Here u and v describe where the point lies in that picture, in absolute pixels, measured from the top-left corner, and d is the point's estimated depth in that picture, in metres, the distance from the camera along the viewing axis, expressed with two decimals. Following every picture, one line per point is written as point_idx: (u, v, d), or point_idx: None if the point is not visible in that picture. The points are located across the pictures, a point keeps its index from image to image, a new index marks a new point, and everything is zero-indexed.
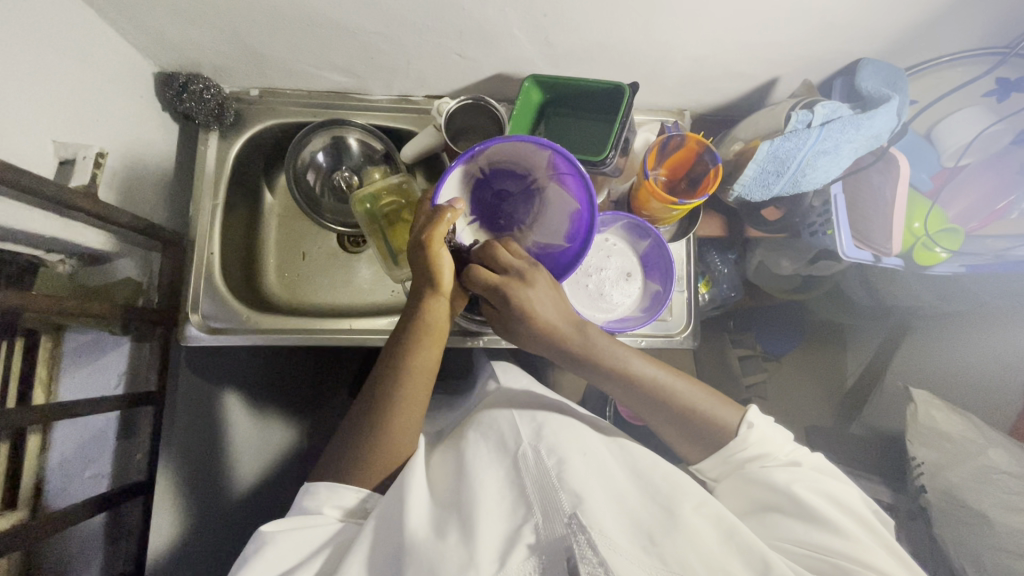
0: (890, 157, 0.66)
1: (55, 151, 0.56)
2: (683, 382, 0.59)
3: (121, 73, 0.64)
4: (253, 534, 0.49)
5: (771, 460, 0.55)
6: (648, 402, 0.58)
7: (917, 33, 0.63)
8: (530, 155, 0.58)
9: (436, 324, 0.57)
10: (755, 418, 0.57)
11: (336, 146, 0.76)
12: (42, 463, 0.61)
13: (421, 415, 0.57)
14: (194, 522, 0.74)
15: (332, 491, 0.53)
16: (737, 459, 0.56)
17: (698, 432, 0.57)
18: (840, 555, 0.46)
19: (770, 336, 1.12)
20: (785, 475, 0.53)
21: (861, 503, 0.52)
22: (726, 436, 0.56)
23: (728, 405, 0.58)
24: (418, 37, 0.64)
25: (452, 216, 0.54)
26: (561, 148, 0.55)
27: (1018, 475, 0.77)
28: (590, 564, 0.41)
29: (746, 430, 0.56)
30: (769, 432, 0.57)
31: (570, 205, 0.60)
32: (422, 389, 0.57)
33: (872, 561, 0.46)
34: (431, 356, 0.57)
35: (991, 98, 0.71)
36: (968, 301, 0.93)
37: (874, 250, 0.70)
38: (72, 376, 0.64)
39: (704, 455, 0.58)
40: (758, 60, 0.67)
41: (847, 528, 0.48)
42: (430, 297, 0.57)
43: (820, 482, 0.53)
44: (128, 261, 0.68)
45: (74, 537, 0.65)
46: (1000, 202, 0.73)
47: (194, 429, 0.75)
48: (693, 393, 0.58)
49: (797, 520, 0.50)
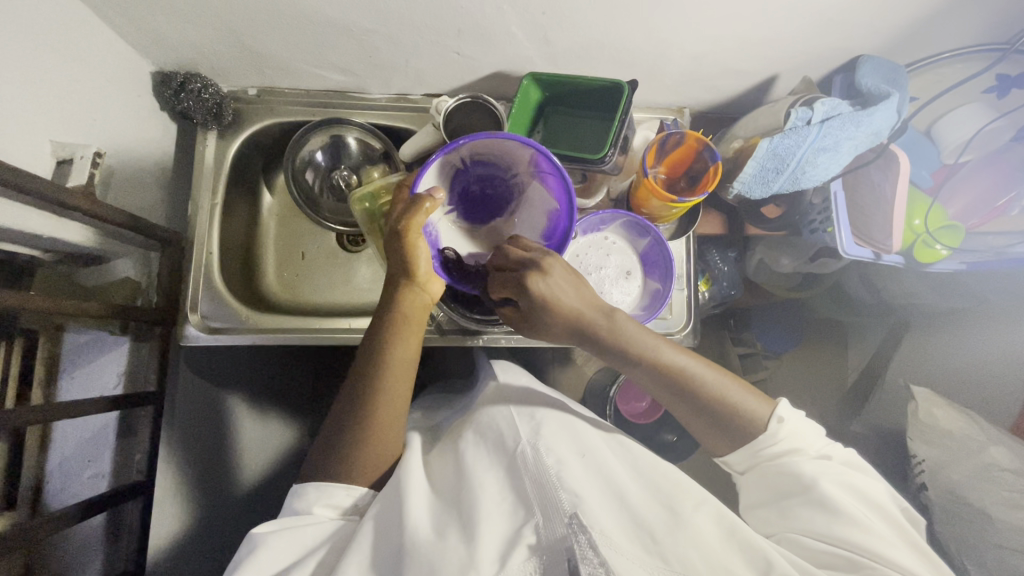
0: (890, 154, 0.67)
1: (52, 151, 0.56)
2: (712, 373, 0.57)
3: (118, 72, 0.64)
4: (244, 539, 0.49)
5: (775, 456, 0.55)
6: (676, 391, 0.57)
7: (917, 30, 0.63)
8: (511, 150, 0.58)
9: (414, 314, 0.58)
10: (786, 413, 0.56)
11: (335, 145, 0.76)
12: (41, 463, 0.62)
13: (403, 408, 0.57)
14: (195, 521, 0.74)
15: (322, 491, 0.53)
16: (766, 454, 0.55)
17: (726, 423, 0.56)
18: (859, 549, 0.47)
19: (770, 333, 1.11)
20: (814, 467, 0.52)
21: (889, 499, 0.52)
22: (757, 428, 0.55)
23: (759, 397, 0.57)
24: (417, 35, 0.63)
25: (430, 206, 0.54)
26: (539, 144, 0.55)
27: (1017, 471, 0.77)
28: (591, 564, 0.41)
29: (777, 425, 0.55)
30: (804, 425, 0.56)
31: (550, 203, 0.60)
32: (403, 380, 0.57)
33: (893, 557, 0.46)
34: (408, 345, 0.57)
35: (991, 95, 0.71)
36: (970, 297, 0.93)
37: (874, 247, 0.68)
38: (70, 376, 0.64)
39: (731, 449, 0.57)
40: (758, 57, 0.66)
41: (873, 525, 0.48)
42: (406, 286, 0.57)
43: (852, 478, 0.52)
44: (127, 261, 0.67)
45: (76, 536, 0.65)
46: (1000, 200, 0.73)
47: (188, 424, 0.75)
48: (720, 381, 0.57)
49: (819, 511, 0.50)
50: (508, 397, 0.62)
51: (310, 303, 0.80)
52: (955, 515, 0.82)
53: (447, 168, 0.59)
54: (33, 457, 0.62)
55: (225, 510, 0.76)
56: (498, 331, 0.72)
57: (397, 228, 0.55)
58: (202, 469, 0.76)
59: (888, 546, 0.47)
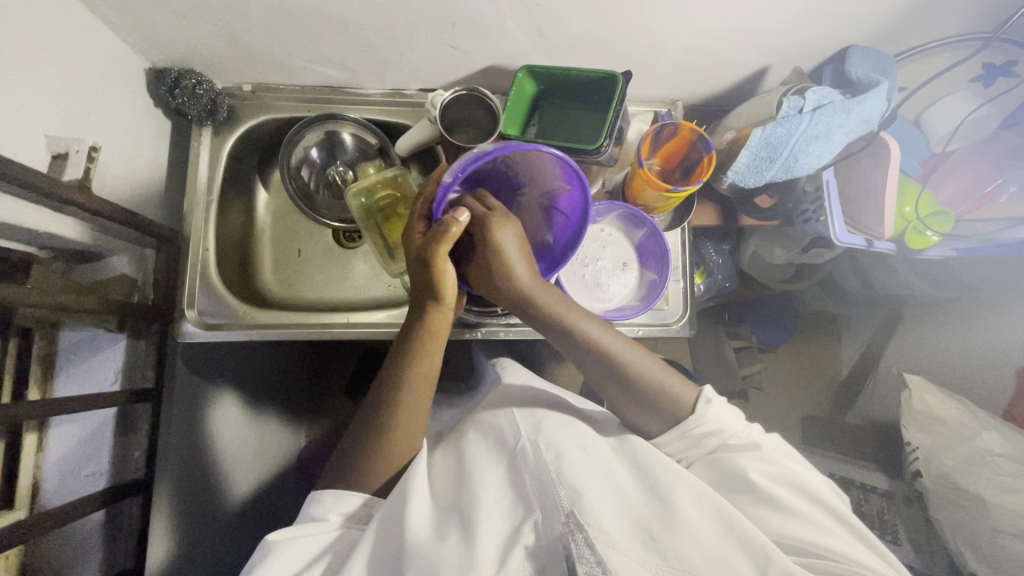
0: (880, 141, 0.68)
1: (47, 145, 0.56)
2: (635, 353, 0.58)
3: (111, 66, 0.64)
4: (259, 543, 0.49)
5: (729, 437, 0.56)
6: (594, 364, 0.58)
7: (905, 18, 0.63)
8: (550, 177, 0.55)
9: (437, 333, 0.58)
10: (713, 395, 0.57)
11: (329, 141, 0.76)
12: (37, 464, 0.59)
13: (423, 418, 0.58)
14: (185, 527, 0.70)
15: (338, 498, 0.53)
16: (696, 434, 0.56)
17: (649, 402, 0.57)
18: (820, 548, 0.47)
19: (764, 327, 1.14)
20: (753, 461, 0.53)
21: (824, 486, 0.53)
22: (682, 412, 0.56)
23: (685, 382, 0.57)
24: (412, 29, 0.64)
25: (457, 233, 0.52)
26: (586, 196, 0.54)
27: (1011, 457, 0.77)
28: (588, 563, 0.41)
29: (705, 405, 0.56)
30: (727, 411, 0.57)
31: (546, 235, 0.61)
32: (423, 395, 0.57)
33: (847, 552, 0.47)
34: (431, 363, 0.58)
35: (978, 84, 0.72)
36: (962, 290, 0.93)
37: (866, 235, 0.69)
38: (68, 376, 0.61)
39: (662, 429, 0.57)
40: (748, 48, 0.67)
41: (814, 516, 0.49)
42: (433, 308, 0.57)
43: (784, 465, 0.53)
44: (122, 257, 0.66)
45: (74, 535, 0.62)
46: (989, 185, 0.74)
47: (178, 437, 0.71)
48: (639, 359, 0.58)
49: (771, 510, 0.50)
50: (512, 398, 0.62)
51: (307, 298, 0.80)
52: (952, 502, 0.83)
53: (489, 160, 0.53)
54: (30, 457, 0.58)
55: (220, 525, 0.76)
56: (496, 324, 0.72)
57: (423, 255, 0.54)
58: (189, 476, 0.72)
59: (830, 539, 0.48)
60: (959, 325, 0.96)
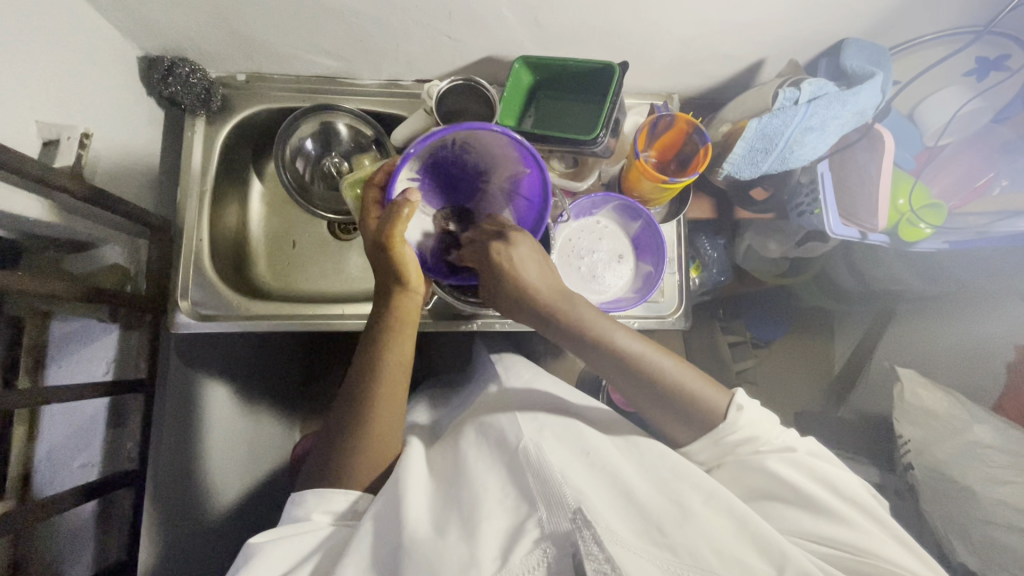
0: (875, 134, 0.67)
1: (38, 132, 0.55)
2: (671, 362, 0.57)
3: (102, 53, 0.63)
4: (242, 547, 0.49)
5: (762, 443, 0.55)
6: (628, 377, 0.57)
7: (899, 10, 0.64)
8: (508, 161, 0.58)
9: (408, 318, 0.58)
10: (744, 401, 0.56)
11: (325, 131, 0.76)
12: (29, 453, 0.59)
13: (399, 408, 0.58)
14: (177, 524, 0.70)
15: (325, 496, 0.53)
16: (728, 443, 0.55)
17: (681, 410, 0.56)
18: (856, 548, 0.47)
19: (759, 321, 1.15)
20: (787, 460, 0.53)
21: (858, 485, 0.53)
22: (714, 417, 0.55)
23: (717, 388, 0.56)
24: (407, 18, 0.63)
25: (409, 211, 0.53)
26: (545, 179, 0.56)
27: (1002, 449, 0.78)
28: (596, 560, 0.40)
29: (737, 412, 0.55)
30: (760, 415, 0.56)
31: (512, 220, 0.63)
32: (397, 383, 0.57)
33: (885, 553, 0.47)
34: (404, 350, 0.58)
35: (971, 78, 0.73)
36: (955, 285, 0.94)
37: (861, 228, 0.71)
38: (58, 365, 0.62)
39: (688, 436, 0.57)
40: (744, 40, 0.67)
41: (848, 516, 0.49)
42: (400, 292, 0.58)
43: (817, 467, 0.53)
44: (116, 248, 0.66)
45: (64, 526, 0.63)
46: (979, 180, 0.74)
47: (172, 441, 0.69)
48: (680, 370, 0.57)
49: (806, 511, 0.51)
50: (514, 402, 0.61)
51: (302, 291, 0.80)
52: (942, 493, 0.84)
53: (439, 141, 0.55)
54: (19, 447, 0.59)
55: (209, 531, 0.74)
56: (493, 316, 0.71)
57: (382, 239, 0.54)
58: (175, 473, 0.69)
59: (864, 538, 0.48)
60: (954, 319, 0.97)
